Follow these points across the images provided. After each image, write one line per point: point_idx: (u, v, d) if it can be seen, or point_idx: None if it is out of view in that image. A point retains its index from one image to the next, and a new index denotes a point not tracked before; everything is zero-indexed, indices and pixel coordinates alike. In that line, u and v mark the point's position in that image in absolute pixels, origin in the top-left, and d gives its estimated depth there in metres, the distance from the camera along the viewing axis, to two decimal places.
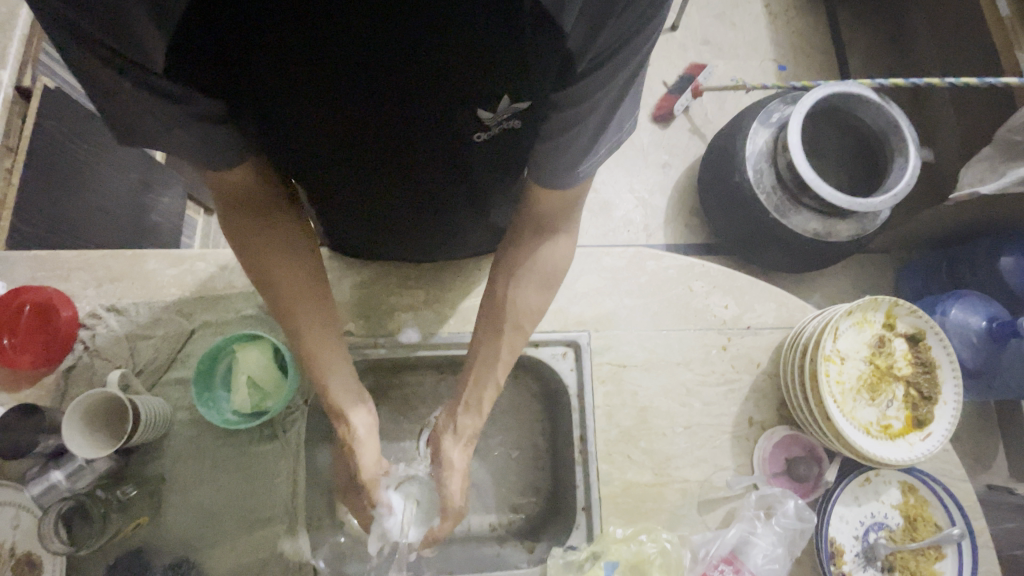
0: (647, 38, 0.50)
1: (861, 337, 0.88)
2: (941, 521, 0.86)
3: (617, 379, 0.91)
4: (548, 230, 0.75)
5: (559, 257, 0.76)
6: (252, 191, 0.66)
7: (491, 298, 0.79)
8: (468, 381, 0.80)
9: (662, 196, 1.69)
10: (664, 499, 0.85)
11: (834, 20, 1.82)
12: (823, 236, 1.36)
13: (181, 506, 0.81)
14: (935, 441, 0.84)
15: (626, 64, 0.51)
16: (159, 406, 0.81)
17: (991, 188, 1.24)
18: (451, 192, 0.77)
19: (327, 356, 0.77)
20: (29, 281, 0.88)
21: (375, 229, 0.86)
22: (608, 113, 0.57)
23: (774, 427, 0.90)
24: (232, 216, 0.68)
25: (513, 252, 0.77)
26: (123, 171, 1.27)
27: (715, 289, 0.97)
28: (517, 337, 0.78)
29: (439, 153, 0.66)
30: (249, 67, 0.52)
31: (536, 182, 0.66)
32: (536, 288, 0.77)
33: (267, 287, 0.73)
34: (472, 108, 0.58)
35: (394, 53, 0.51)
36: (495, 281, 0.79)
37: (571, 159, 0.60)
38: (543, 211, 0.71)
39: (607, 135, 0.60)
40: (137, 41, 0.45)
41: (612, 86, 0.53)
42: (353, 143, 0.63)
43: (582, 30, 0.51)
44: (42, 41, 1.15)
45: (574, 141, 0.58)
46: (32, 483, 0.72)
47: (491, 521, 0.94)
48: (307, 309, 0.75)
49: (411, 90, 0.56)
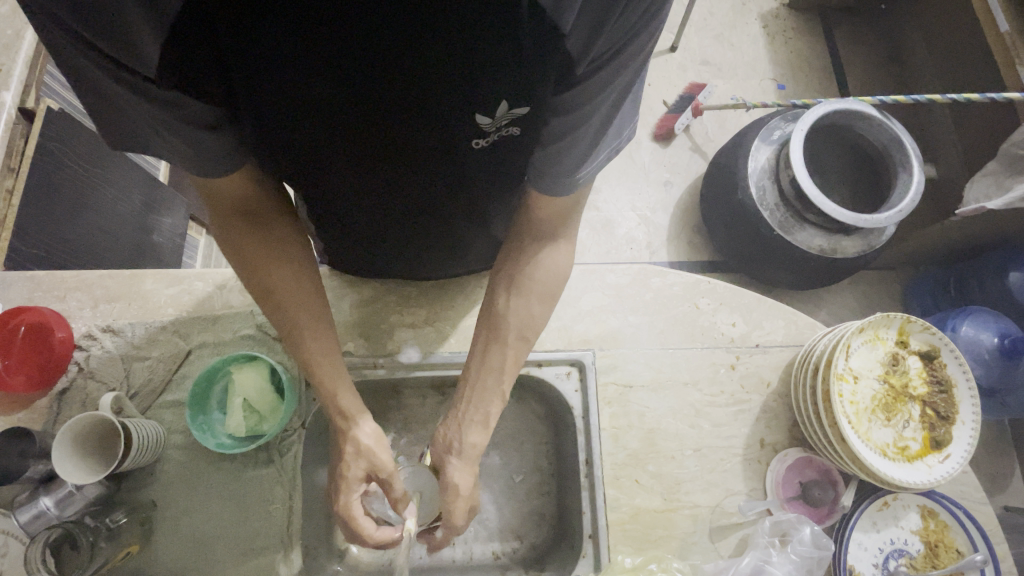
0: (648, 37, 0.50)
1: (874, 355, 0.86)
2: (963, 547, 0.82)
3: (623, 400, 0.88)
4: (548, 238, 0.74)
5: (557, 272, 0.75)
6: (250, 202, 0.66)
7: (488, 313, 0.77)
8: (463, 404, 0.77)
9: (664, 214, 1.69)
10: (674, 526, 0.82)
11: (831, 40, 1.83)
12: (829, 253, 1.35)
13: (172, 534, 0.78)
14: (954, 463, 0.81)
15: (627, 64, 0.52)
16: (151, 429, 0.79)
17: (998, 204, 1.23)
18: (452, 204, 0.76)
19: (331, 372, 0.74)
20: (26, 301, 0.86)
21: (377, 245, 0.85)
22: (609, 114, 0.57)
23: (787, 449, 0.87)
24: (229, 230, 0.67)
25: (514, 260, 0.75)
26: (126, 192, 1.28)
27: (721, 307, 0.95)
28: (523, 348, 0.76)
29: (439, 163, 0.65)
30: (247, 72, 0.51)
31: (535, 188, 0.65)
32: (538, 304, 0.75)
33: (268, 302, 0.71)
34: (471, 113, 0.57)
35: (391, 56, 0.50)
36: (495, 296, 0.77)
37: (572, 162, 0.59)
38: (544, 218, 0.71)
39: (606, 139, 0.60)
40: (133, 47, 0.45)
41: (613, 88, 0.54)
42: (353, 150, 0.62)
43: (582, 31, 0.50)
44: (47, 63, 1.16)
45: (574, 143, 0.58)
46: (20, 509, 0.70)
47: (494, 549, 0.90)
48: (308, 325, 0.73)
49: (410, 94, 0.54)
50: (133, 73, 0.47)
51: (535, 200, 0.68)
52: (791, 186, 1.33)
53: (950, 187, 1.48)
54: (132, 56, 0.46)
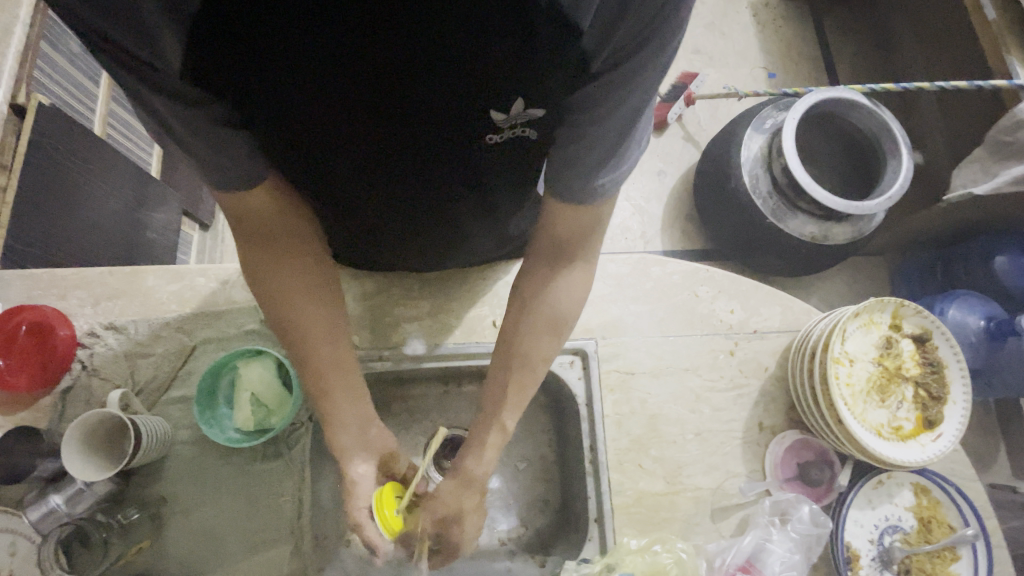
0: (666, 41, 0.47)
1: (869, 339, 0.88)
2: (954, 522, 0.85)
3: (625, 387, 0.90)
4: (564, 261, 0.73)
5: (568, 300, 0.74)
6: (265, 216, 0.66)
7: (503, 340, 0.77)
8: (477, 426, 0.78)
9: (657, 203, 1.70)
10: (677, 508, 0.84)
11: (820, 28, 1.85)
12: (820, 240, 1.38)
13: (182, 528, 0.79)
14: (946, 441, 0.84)
15: (639, 78, 0.50)
16: (159, 426, 0.79)
17: (985, 188, 1.28)
18: (464, 198, 0.76)
19: (337, 390, 0.74)
20: (25, 299, 0.85)
21: (390, 240, 0.85)
22: (627, 128, 0.54)
23: (785, 431, 0.89)
24: (250, 246, 0.68)
25: (526, 289, 0.76)
26: (119, 189, 1.27)
27: (720, 294, 0.96)
28: (528, 374, 0.75)
29: (452, 158, 0.66)
30: (263, 76, 0.53)
31: (557, 198, 0.64)
32: (546, 336, 0.74)
33: (277, 311, 0.71)
34: (485, 109, 0.58)
35: (405, 49, 0.50)
36: (507, 319, 0.78)
37: (594, 167, 0.58)
38: (563, 235, 0.70)
39: (627, 150, 0.58)
40: (150, 38, 0.47)
41: (631, 95, 0.51)
42: (367, 147, 0.62)
43: (598, 26, 0.50)
44: (37, 58, 1.09)
45: (595, 150, 0.56)
46: (31, 507, 0.70)
47: (500, 535, 0.92)
48: (317, 334, 0.72)
49: (421, 90, 0.55)
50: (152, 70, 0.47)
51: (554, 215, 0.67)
52: (783, 173, 1.36)
53: (937, 173, 1.51)
54: (152, 51, 0.47)
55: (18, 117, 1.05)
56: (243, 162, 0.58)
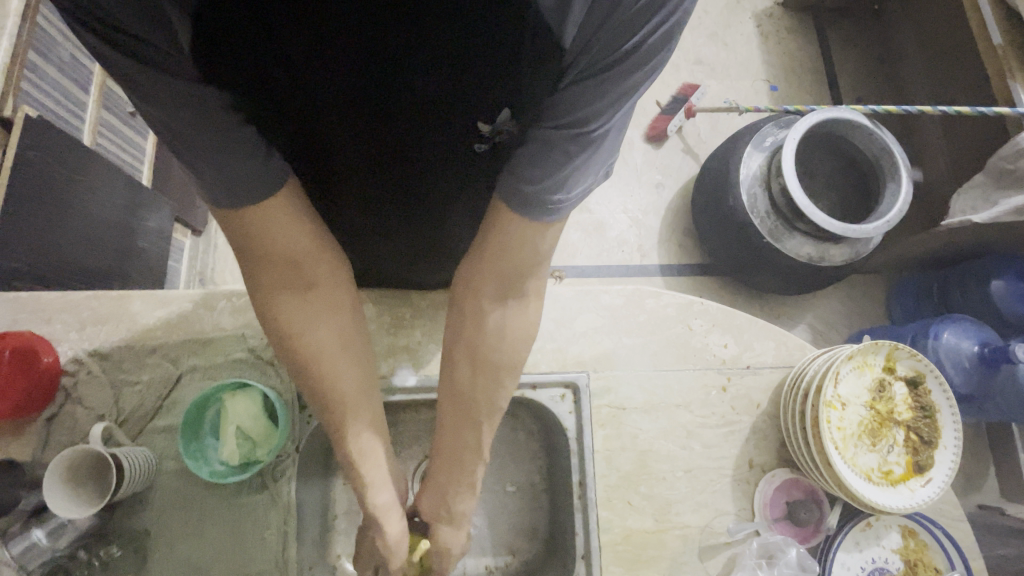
0: (645, 53, 0.45)
1: (861, 382, 0.87)
2: (941, 565, 0.85)
3: (616, 422, 0.89)
4: (514, 298, 0.67)
5: (523, 339, 0.70)
6: (279, 245, 0.59)
7: (457, 387, 0.72)
8: (449, 467, 0.75)
9: (655, 216, 1.69)
10: (664, 547, 0.84)
11: (824, 41, 1.84)
12: (816, 261, 1.37)
13: (166, 562, 0.78)
14: (935, 488, 0.84)
15: (615, 86, 0.46)
16: (142, 456, 0.78)
17: (984, 217, 1.24)
18: (449, 203, 0.75)
19: (353, 409, 0.70)
20: (9, 323, 0.84)
21: (382, 245, 0.84)
22: (591, 136, 0.50)
23: (775, 470, 0.89)
24: (261, 270, 0.62)
25: (472, 332, 0.69)
26: (111, 197, 1.25)
27: (714, 328, 0.96)
28: (494, 420, 0.72)
29: (441, 160, 0.64)
30: (256, 80, 0.49)
31: (507, 205, 0.57)
32: (507, 380, 0.70)
33: (278, 342, 0.66)
34: (474, 116, 0.57)
35: (403, 53, 0.47)
36: (459, 368, 0.71)
37: (557, 173, 0.52)
38: (515, 264, 0.62)
39: (596, 161, 0.54)
40: (164, 21, 0.41)
41: (608, 101, 0.47)
42: (357, 142, 0.60)
43: (586, 33, 0.44)
44: (25, 68, 1.07)
45: (548, 160, 0.51)
46: (12, 541, 0.70)
47: (487, 563, 0.92)
48: (342, 381, 0.69)
49: (416, 93, 0.53)
50: (147, 47, 0.42)
51: (505, 240, 0.60)
52: (781, 194, 1.35)
53: (935, 194, 1.51)
54: (170, 39, 0.42)
55: (6, 130, 1.03)
56: (251, 171, 0.52)
